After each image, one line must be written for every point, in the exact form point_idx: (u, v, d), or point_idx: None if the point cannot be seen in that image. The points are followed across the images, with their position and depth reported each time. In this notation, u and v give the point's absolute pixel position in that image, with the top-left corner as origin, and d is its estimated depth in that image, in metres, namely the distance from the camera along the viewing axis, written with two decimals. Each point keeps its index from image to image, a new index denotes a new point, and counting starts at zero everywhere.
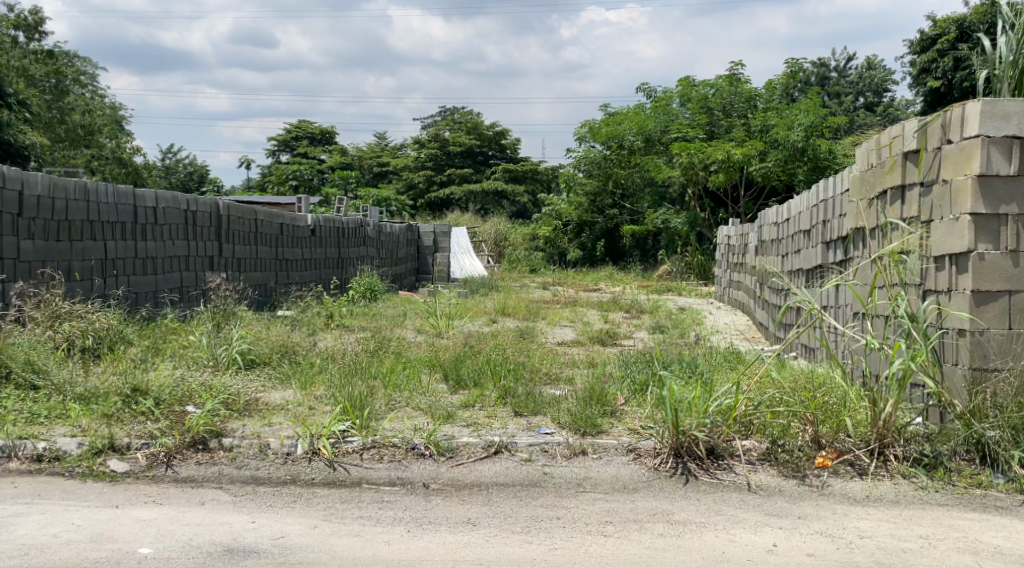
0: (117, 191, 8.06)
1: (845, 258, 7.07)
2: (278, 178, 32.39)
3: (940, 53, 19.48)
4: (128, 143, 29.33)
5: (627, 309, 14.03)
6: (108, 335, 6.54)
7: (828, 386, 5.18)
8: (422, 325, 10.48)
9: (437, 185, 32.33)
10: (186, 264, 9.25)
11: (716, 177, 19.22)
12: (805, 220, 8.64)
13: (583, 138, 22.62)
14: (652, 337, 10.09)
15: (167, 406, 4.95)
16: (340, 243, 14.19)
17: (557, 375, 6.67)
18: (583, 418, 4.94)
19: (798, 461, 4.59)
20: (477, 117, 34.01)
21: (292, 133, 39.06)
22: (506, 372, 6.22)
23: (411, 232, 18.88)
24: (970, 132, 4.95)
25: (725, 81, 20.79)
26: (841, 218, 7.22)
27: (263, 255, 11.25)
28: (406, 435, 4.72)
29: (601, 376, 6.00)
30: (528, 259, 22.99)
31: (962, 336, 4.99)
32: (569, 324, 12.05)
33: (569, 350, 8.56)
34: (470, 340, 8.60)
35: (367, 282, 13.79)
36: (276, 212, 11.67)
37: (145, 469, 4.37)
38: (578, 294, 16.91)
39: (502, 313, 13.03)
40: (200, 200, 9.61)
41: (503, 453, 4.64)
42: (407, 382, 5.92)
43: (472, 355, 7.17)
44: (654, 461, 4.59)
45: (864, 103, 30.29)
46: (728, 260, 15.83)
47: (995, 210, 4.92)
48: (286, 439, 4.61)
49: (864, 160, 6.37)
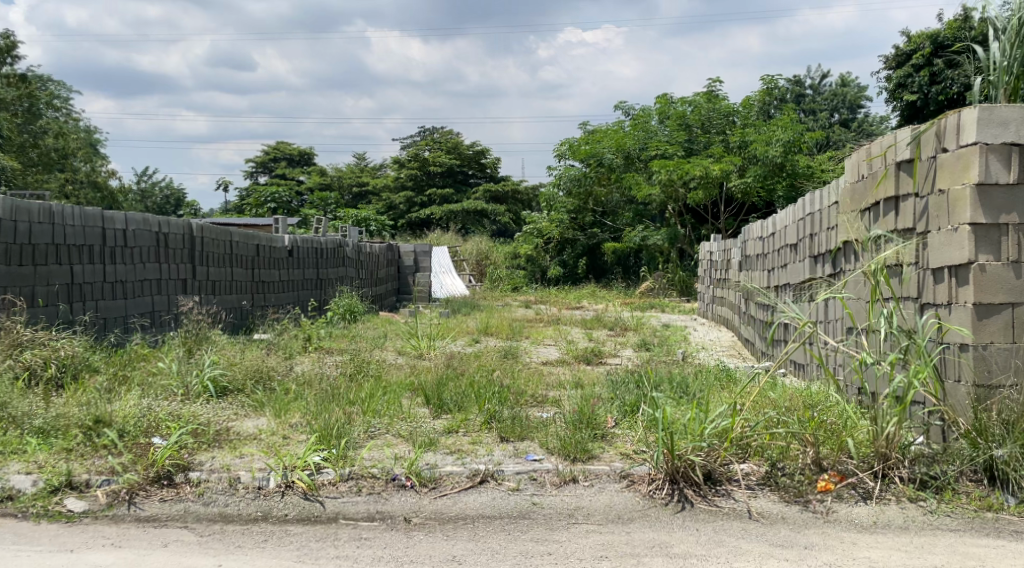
0: (84, 214, 7.79)
1: (834, 270, 6.91)
2: (255, 200, 32.07)
3: (915, 68, 19.46)
4: (102, 166, 28.96)
5: (611, 327, 13.82)
6: (73, 364, 6.26)
7: (826, 404, 4.97)
8: (403, 347, 10.22)
9: (417, 206, 32.14)
10: (157, 287, 8.96)
11: (696, 193, 19.10)
12: (791, 233, 8.46)
13: (562, 155, 22.50)
14: (637, 355, 9.88)
15: (132, 439, 4.69)
16: (319, 264, 13.92)
17: (543, 398, 6.41)
18: (573, 443, 4.70)
19: (799, 485, 4.36)
20: (456, 137, 33.84)
21: (269, 155, 38.82)
22: (490, 395, 5.98)
23: (391, 252, 18.62)
24: (967, 139, 4.78)
25: (703, 97, 20.94)
26: (829, 231, 7.07)
27: (239, 277, 10.97)
28: (387, 465, 4.46)
29: (589, 398, 5.77)
30: (509, 277, 22.76)
31: (964, 351, 4.76)
32: (552, 343, 11.81)
33: (553, 370, 8.33)
34: (451, 362, 8.36)
35: (347, 304, 13.53)
36: (252, 233, 11.41)
37: (105, 508, 4.10)
38: (561, 312, 16.68)
39: (484, 332, 12.79)
40: (172, 221, 9.35)
41: (489, 482, 4.40)
42: (387, 408, 5.65)
43: (455, 377, 6.94)
44: (648, 488, 4.35)
45: (838, 119, 30.28)
46: (711, 276, 15.69)
47: (995, 219, 4.73)
48: (258, 472, 4.34)
49: (856, 170, 6.16)
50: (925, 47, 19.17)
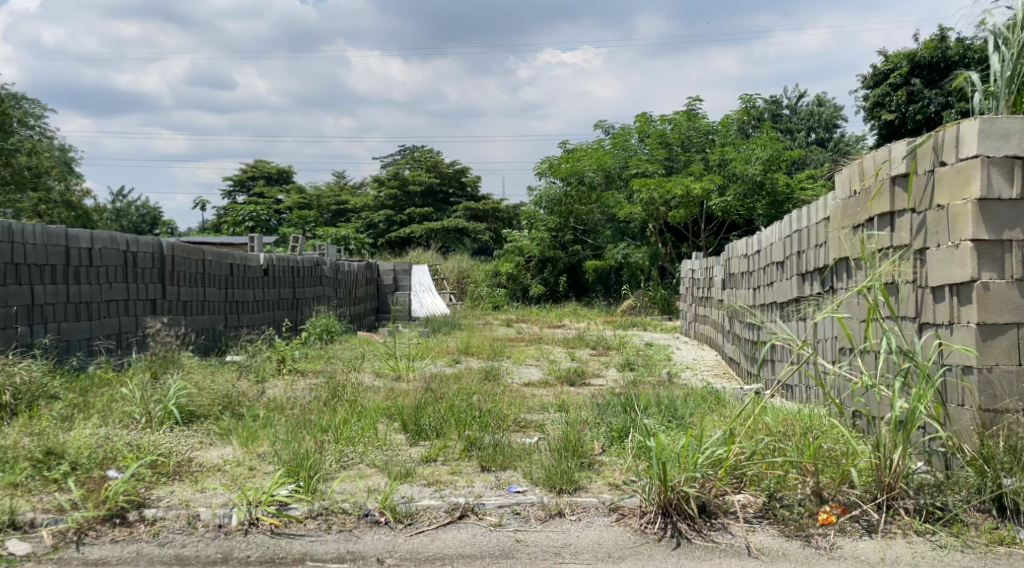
0: (46, 232, 7.47)
1: (824, 287, 6.69)
2: (233, 218, 31.70)
3: (893, 87, 19.38)
4: (77, 185, 28.52)
5: (593, 346, 13.55)
6: (31, 390, 5.95)
7: (823, 431, 4.73)
8: (380, 368, 9.93)
9: (397, 225, 31.83)
10: (124, 308, 8.63)
11: (676, 212, 19.03)
12: (778, 250, 8.23)
13: (542, 173, 22.31)
14: (620, 376, 9.63)
15: (85, 473, 4.41)
16: (296, 283, 13.62)
17: (525, 422, 6.14)
18: (559, 474, 4.42)
19: (799, 519, 4.11)
20: (436, 156, 33.63)
21: (247, 174, 38.45)
22: (470, 422, 5.71)
23: (370, 271, 18.33)
24: (967, 152, 4.54)
25: (682, 116, 20.75)
26: (818, 248, 6.87)
27: (211, 297, 10.66)
28: (359, 499, 4.18)
29: (574, 423, 5.51)
30: (490, 296, 22.40)
31: (967, 375, 4.46)
32: (534, 363, 11.54)
33: (536, 392, 8.06)
34: (430, 385, 8.08)
35: (324, 324, 13.24)
36: (225, 251, 11.10)
37: (50, 551, 3.80)
38: (542, 331, 16.41)
39: (465, 353, 12.50)
40: (141, 239, 9.03)
41: (469, 517, 4.12)
42: (361, 435, 5.36)
43: (435, 401, 6.65)
44: (640, 522, 4.09)
45: (815, 139, 30.26)
46: (693, 294, 15.48)
47: (998, 235, 4.47)
48: (219, 509, 4.06)
49: (849, 185, 5.91)
50: (902, 66, 19.13)
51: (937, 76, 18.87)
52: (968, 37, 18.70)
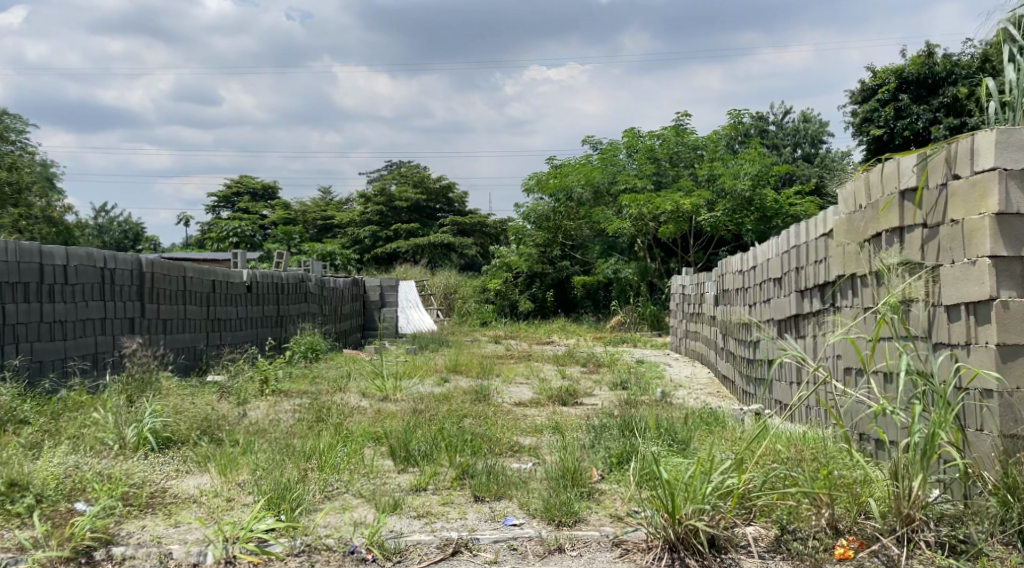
0: (20, 248, 7.19)
1: (825, 303, 6.45)
2: (217, 234, 31.43)
3: (881, 103, 19.27)
4: (59, 201, 28.23)
5: (583, 363, 13.30)
6: None
7: (834, 458, 4.48)
8: (367, 388, 9.65)
9: (383, 240, 31.54)
10: (101, 327, 8.35)
11: (666, 227, 18.84)
12: (775, 266, 8.00)
13: (529, 189, 22.15)
14: (613, 395, 9.38)
15: (52, 506, 4.15)
16: (279, 299, 13.33)
17: (518, 445, 5.87)
18: (557, 505, 4.17)
19: (814, 554, 3.86)
20: (422, 171, 33.44)
21: (231, 189, 38.13)
22: (462, 447, 5.44)
23: (355, 287, 18.08)
24: (982, 164, 4.21)
25: (670, 131, 20.62)
26: (816, 264, 6.64)
27: (192, 315, 10.38)
28: (345, 534, 3.92)
29: (571, 447, 5.27)
30: (478, 311, 22.11)
31: (986, 399, 4.15)
32: (524, 382, 11.28)
33: (528, 412, 7.81)
34: (418, 405, 7.82)
35: (308, 341, 12.99)
36: (206, 268, 10.84)
37: None
38: (530, 348, 16.14)
39: (453, 371, 12.23)
40: (119, 256, 8.75)
41: (463, 553, 3.86)
42: (347, 462, 5.08)
43: (423, 424, 6.38)
44: (645, 557, 3.85)
45: (801, 155, 30.18)
46: (683, 310, 15.26)
47: (1018, 251, 4.13)
48: (193, 546, 3.80)
49: (854, 199, 5.57)
50: (890, 82, 19.02)
51: (925, 92, 18.78)
52: (955, 53, 18.63)
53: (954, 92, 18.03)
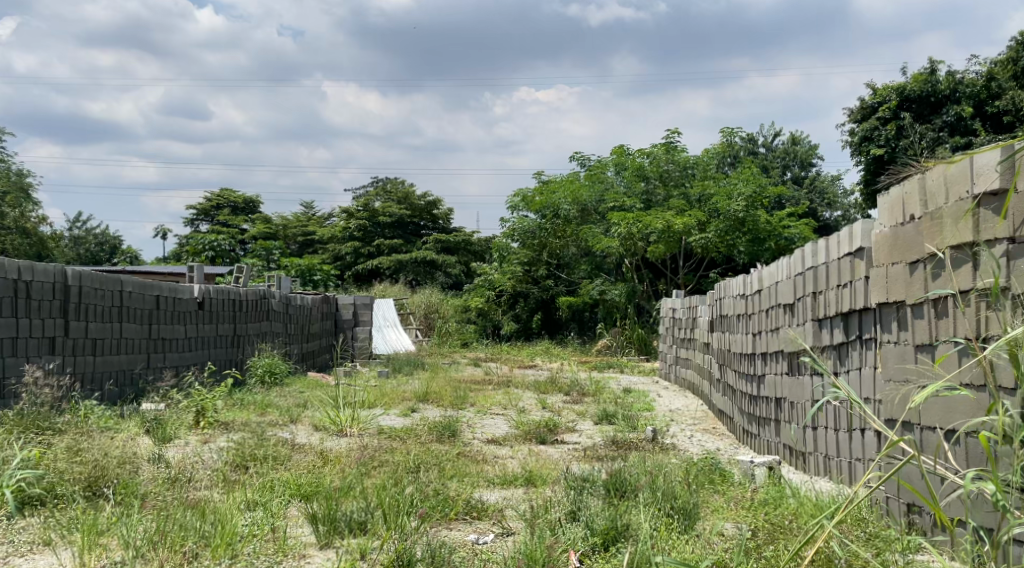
0: None
1: (852, 337, 5.33)
2: (193, 247, 30.25)
3: (881, 121, 18.27)
4: (32, 211, 27.08)
5: (567, 391, 12.15)
6: None
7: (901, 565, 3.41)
8: (320, 421, 8.44)
9: (364, 257, 30.48)
10: (11, 348, 7.19)
11: (656, 247, 17.63)
12: (786, 290, 6.85)
13: (515, 207, 21.14)
14: (600, 431, 8.25)
15: None
16: (236, 318, 12.16)
17: (480, 504, 4.73)
18: None
19: None
20: (406, 188, 32.33)
21: (212, 203, 36.89)
22: (404, 510, 4.28)
23: (326, 305, 16.89)
24: None
25: (661, 148, 19.61)
26: (839, 289, 5.50)
27: (130, 333, 9.22)
28: None
29: (544, 521, 4.11)
30: (459, 332, 20.64)
31: None
32: (501, 413, 10.12)
33: (500, 455, 6.67)
34: (370, 446, 6.67)
35: (267, 365, 11.82)
36: (150, 283, 9.68)
37: None
38: (512, 372, 14.95)
39: (423, 399, 11.05)
40: (37, 268, 7.58)
41: None
42: (248, 540, 3.90)
43: (367, 476, 5.25)
44: None
45: (791, 177, 29.11)
46: (673, 335, 14.18)
47: None
48: None
49: (897, 208, 4.36)
50: (891, 99, 18.02)
51: (928, 110, 17.70)
52: (958, 71, 17.60)
53: (958, 111, 16.99)
